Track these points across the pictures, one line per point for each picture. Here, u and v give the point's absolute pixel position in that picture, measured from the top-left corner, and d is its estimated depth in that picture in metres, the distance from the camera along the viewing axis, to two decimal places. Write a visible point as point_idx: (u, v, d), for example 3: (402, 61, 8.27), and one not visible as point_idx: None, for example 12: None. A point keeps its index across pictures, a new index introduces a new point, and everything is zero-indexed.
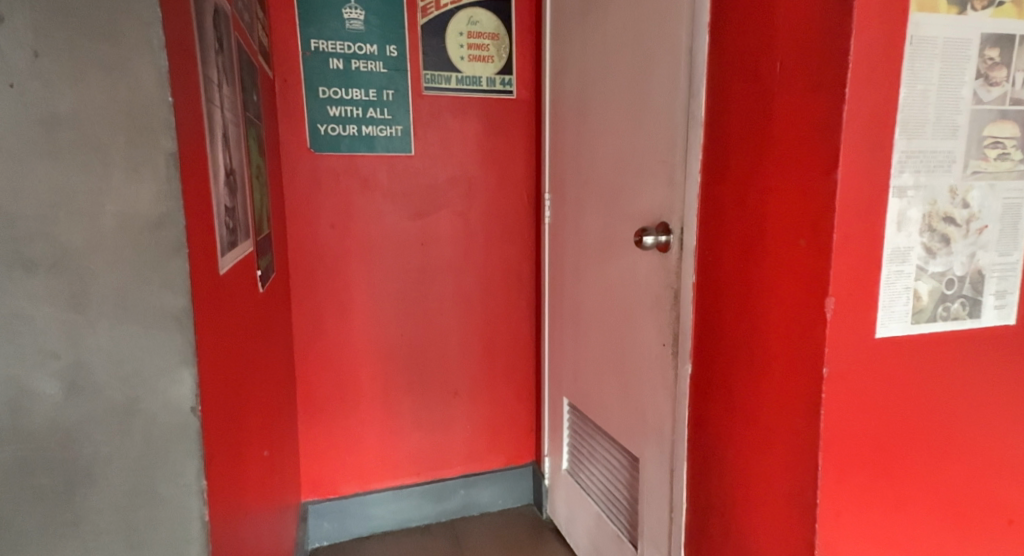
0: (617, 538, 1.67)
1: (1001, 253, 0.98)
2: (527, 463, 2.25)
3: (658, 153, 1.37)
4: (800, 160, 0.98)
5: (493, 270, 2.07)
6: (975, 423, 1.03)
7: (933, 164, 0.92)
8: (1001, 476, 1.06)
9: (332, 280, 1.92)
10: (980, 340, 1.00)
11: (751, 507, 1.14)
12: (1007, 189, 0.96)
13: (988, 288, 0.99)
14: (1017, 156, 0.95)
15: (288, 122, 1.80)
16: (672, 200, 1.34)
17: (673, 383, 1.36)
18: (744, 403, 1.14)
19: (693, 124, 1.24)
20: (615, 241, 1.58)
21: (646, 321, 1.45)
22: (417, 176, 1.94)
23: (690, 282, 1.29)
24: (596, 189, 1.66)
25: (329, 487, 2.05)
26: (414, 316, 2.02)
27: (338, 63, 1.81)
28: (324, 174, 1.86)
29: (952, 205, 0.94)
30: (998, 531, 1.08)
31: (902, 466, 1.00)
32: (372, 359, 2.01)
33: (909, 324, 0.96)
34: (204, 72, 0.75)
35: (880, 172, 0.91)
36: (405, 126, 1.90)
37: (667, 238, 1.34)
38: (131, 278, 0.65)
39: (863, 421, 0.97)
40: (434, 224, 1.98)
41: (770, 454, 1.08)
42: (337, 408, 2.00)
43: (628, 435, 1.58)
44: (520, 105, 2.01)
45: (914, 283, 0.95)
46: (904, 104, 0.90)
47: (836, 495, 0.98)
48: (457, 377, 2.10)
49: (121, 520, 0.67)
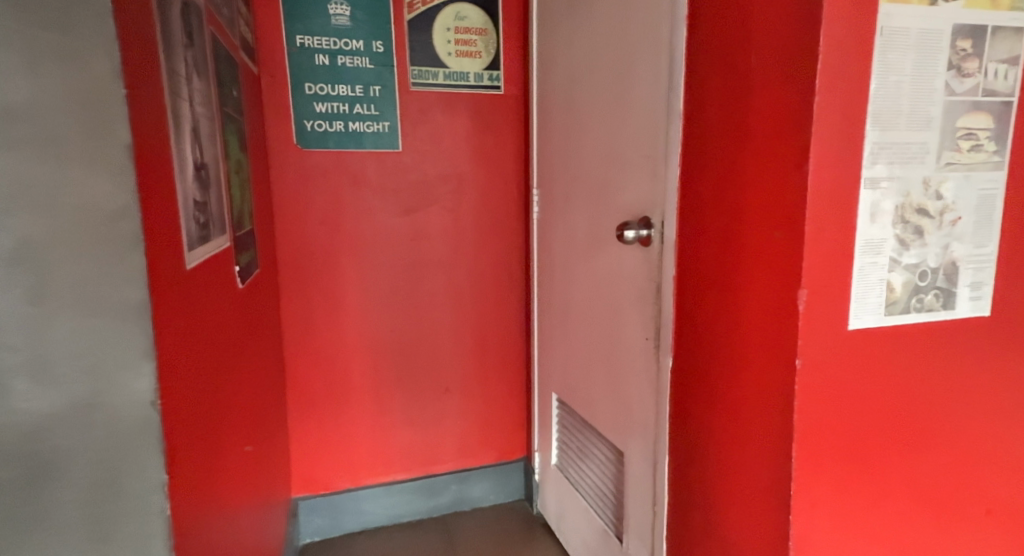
0: (604, 532, 1.68)
1: (975, 244, 0.98)
2: (519, 459, 2.25)
3: (641, 147, 1.37)
4: (774, 152, 0.98)
5: (483, 265, 2.07)
6: (952, 414, 1.03)
7: (907, 156, 0.92)
8: (979, 466, 1.06)
9: (321, 276, 1.93)
10: (955, 330, 1.00)
11: (732, 501, 1.14)
12: (981, 180, 0.96)
13: (962, 279, 0.98)
14: (990, 147, 0.96)
15: (274, 118, 1.80)
16: (654, 194, 1.34)
17: (656, 376, 1.36)
18: (725, 397, 1.13)
19: (673, 117, 1.24)
20: (600, 236, 1.59)
21: (630, 315, 1.46)
22: (405, 172, 1.94)
23: (670, 275, 1.29)
24: (583, 183, 1.66)
25: (320, 484, 2.05)
26: (405, 312, 2.02)
27: (323, 58, 1.81)
28: (311, 170, 1.86)
29: (925, 197, 0.94)
30: (976, 521, 1.08)
31: (877, 458, 1.00)
32: (363, 356, 2.01)
33: (882, 316, 0.96)
34: (168, 63, 0.75)
35: (853, 163, 0.91)
36: (391, 122, 1.89)
37: (648, 232, 1.35)
38: (91, 271, 0.64)
39: (839, 413, 0.97)
40: (423, 220, 1.99)
41: (748, 446, 1.08)
42: (327, 404, 2.00)
43: (613, 428, 1.58)
44: (507, 100, 2.00)
45: (888, 274, 0.94)
46: (877, 95, 0.90)
47: (812, 489, 0.98)
48: (448, 373, 2.10)
49: (85, 515, 0.67)
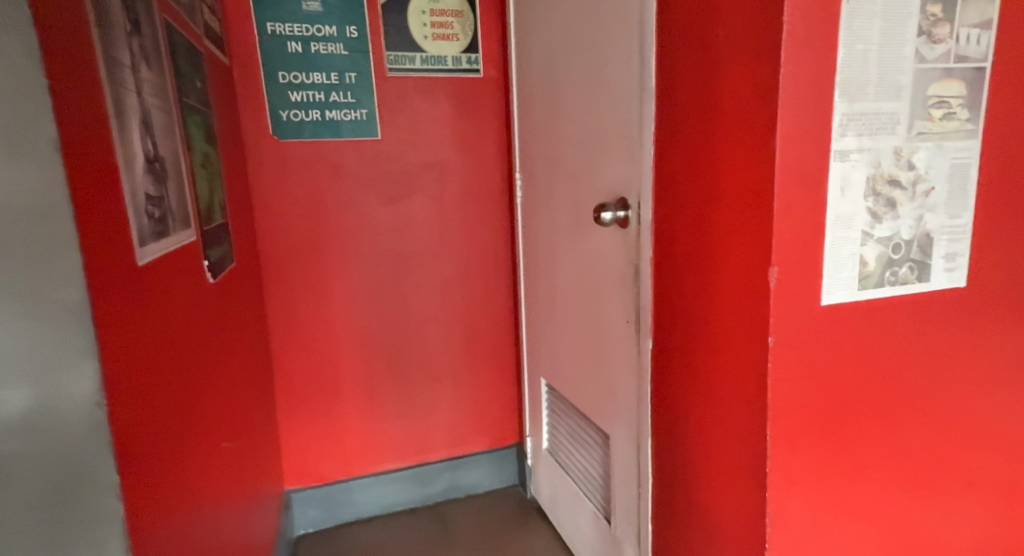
0: (593, 515, 1.68)
1: (950, 215, 0.97)
2: (512, 445, 2.25)
3: (617, 127, 1.35)
4: (744, 127, 0.96)
5: (469, 252, 2.05)
6: (931, 388, 1.02)
7: (876, 127, 0.90)
8: (959, 439, 1.06)
9: (303, 268, 1.90)
10: (931, 303, 0.99)
11: (712, 482, 1.13)
12: (954, 149, 0.95)
13: (937, 251, 0.97)
14: (963, 115, 0.94)
15: (248, 109, 1.77)
16: (631, 174, 1.31)
17: (637, 359, 1.35)
18: (704, 377, 1.12)
19: (645, 95, 1.22)
20: (581, 219, 1.57)
21: (612, 298, 1.44)
22: (385, 160, 1.91)
23: (648, 256, 1.27)
24: (563, 165, 1.64)
25: (312, 476, 2.05)
26: (391, 302, 2.00)
27: (296, 46, 1.77)
28: (288, 160, 1.83)
29: (897, 168, 0.92)
30: (956, 492, 1.08)
31: (855, 434, 0.99)
32: (350, 347, 1.99)
33: (856, 291, 0.94)
34: (106, 54, 0.73)
35: (823, 135, 0.89)
36: (369, 109, 1.86)
37: (626, 213, 1.33)
38: (27, 270, 0.63)
39: (813, 390, 0.96)
40: (405, 208, 1.96)
41: (726, 426, 1.07)
42: (316, 396, 1.99)
43: (599, 412, 1.57)
44: (487, 84, 1.97)
45: (860, 249, 0.93)
46: (844, 65, 0.88)
47: (788, 467, 0.97)
48: (438, 361, 2.09)
49: (39, 517, 0.67)
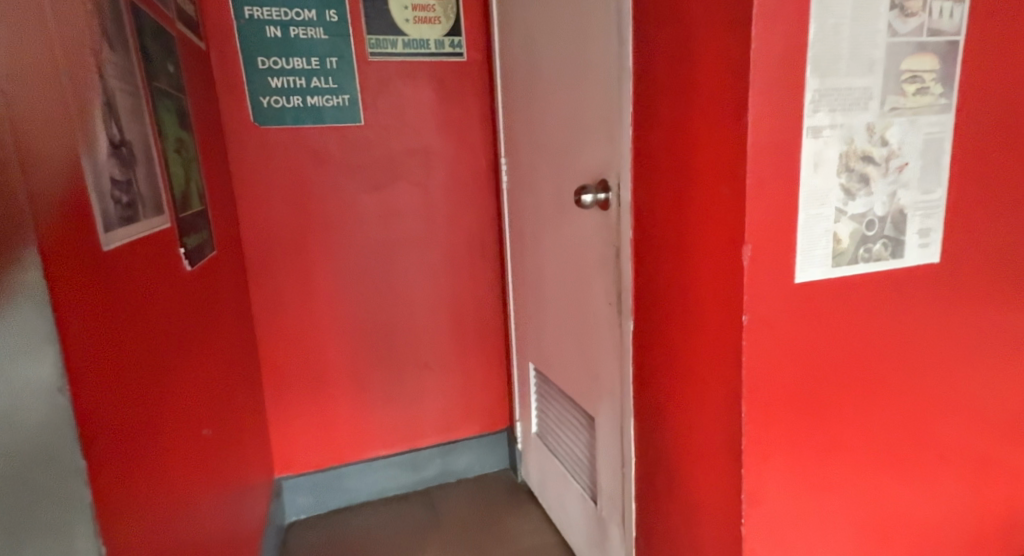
0: (581, 497, 1.69)
1: (923, 190, 0.97)
2: (502, 429, 2.25)
3: (597, 108, 1.34)
4: (718, 105, 0.95)
5: (456, 238, 2.04)
6: (904, 364, 1.02)
7: (849, 102, 0.90)
8: (933, 413, 1.07)
9: (288, 256, 1.90)
10: (906, 279, 0.99)
11: (691, 461, 1.13)
12: (927, 124, 0.94)
13: (911, 227, 0.97)
14: (936, 89, 0.93)
15: (227, 95, 1.75)
16: (610, 156, 1.30)
17: (619, 342, 1.34)
18: (682, 357, 1.12)
19: (623, 75, 1.20)
20: (564, 202, 1.56)
21: (595, 280, 1.43)
22: (368, 146, 1.90)
23: (628, 238, 1.26)
24: (546, 148, 1.63)
25: (302, 463, 2.05)
26: (378, 289, 2.00)
27: (274, 31, 1.75)
28: (270, 147, 1.82)
29: (870, 144, 0.91)
30: (931, 466, 1.09)
31: (829, 410, 1.00)
32: (337, 334, 1.99)
33: (830, 268, 0.94)
34: (62, 34, 0.72)
35: (795, 112, 0.88)
36: (351, 95, 1.85)
37: (606, 195, 1.31)
38: None
39: (788, 367, 0.96)
40: (390, 194, 1.95)
41: (704, 406, 1.07)
42: (304, 384, 1.99)
43: (584, 394, 1.57)
44: (470, 67, 1.95)
45: (834, 226, 0.93)
46: (816, 40, 0.87)
47: (763, 443, 0.98)
48: (427, 347, 2.09)
49: (6, 502, 0.67)
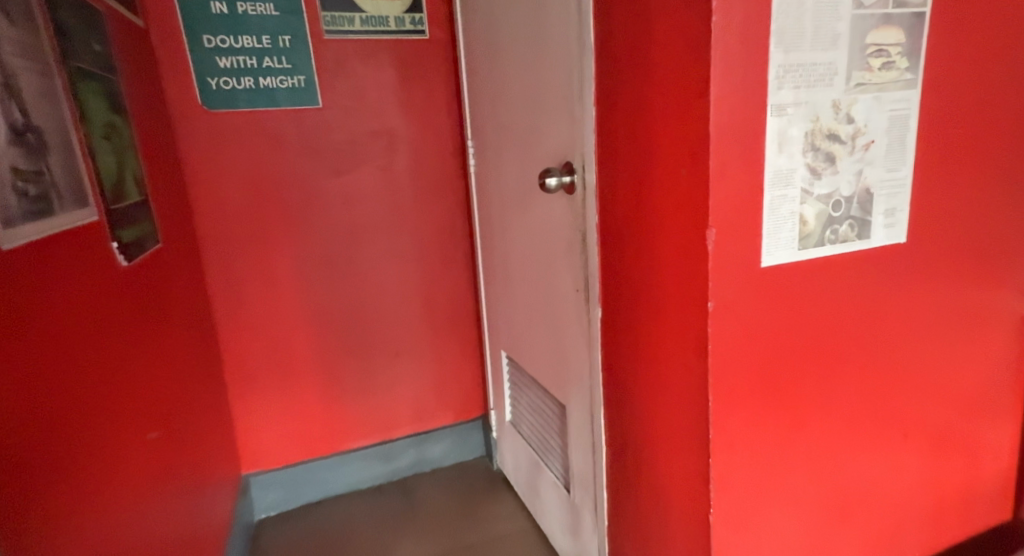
0: (554, 484, 1.66)
1: (889, 168, 0.94)
2: (477, 417, 2.22)
3: (558, 87, 1.29)
4: (680, 82, 0.91)
5: (423, 223, 1.99)
6: (868, 346, 1.01)
7: (814, 78, 0.86)
8: (898, 394, 1.06)
9: (246, 246, 1.83)
10: (871, 259, 0.97)
11: (659, 450, 1.11)
12: (892, 100, 0.92)
13: (877, 207, 0.95)
14: (902, 64, 0.90)
15: (172, 77, 1.67)
16: (573, 137, 1.25)
17: (587, 328, 1.30)
18: (648, 344, 1.09)
19: (585, 51, 1.15)
20: (529, 185, 1.51)
21: (562, 267, 1.38)
22: (327, 129, 1.83)
23: (594, 223, 1.21)
24: (510, 130, 1.58)
25: (269, 458, 2.00)
26: (343, 278, 1.94)
27: (220, 7, 1.66)
28: (221, 131, 1.74)
29: (835, 121, 0.88)
30: (896, 445, 1.09)
31: (796, 395, 0.99)
32: (302, 326, 1.93)
33: (796, 251, 0.92)
34: None
35: (758, 89, 0.85)
36: (307, 75, 1.77)
37: (571, 178, 1.26)
38: None
39: (754, 353, 0.94)
40: (352, 180, 1.88)
41: (671, 395, 1.05)
42: (268, 378, 1.93)
43: (555, 382, 1.54)
44: (433, 46, 1.88)
45: (799, 207, 0.90)
46: (779, 13, 0.83)
47: (730, 431, 0.96)
48: (395, 336, 2.04)
49: None
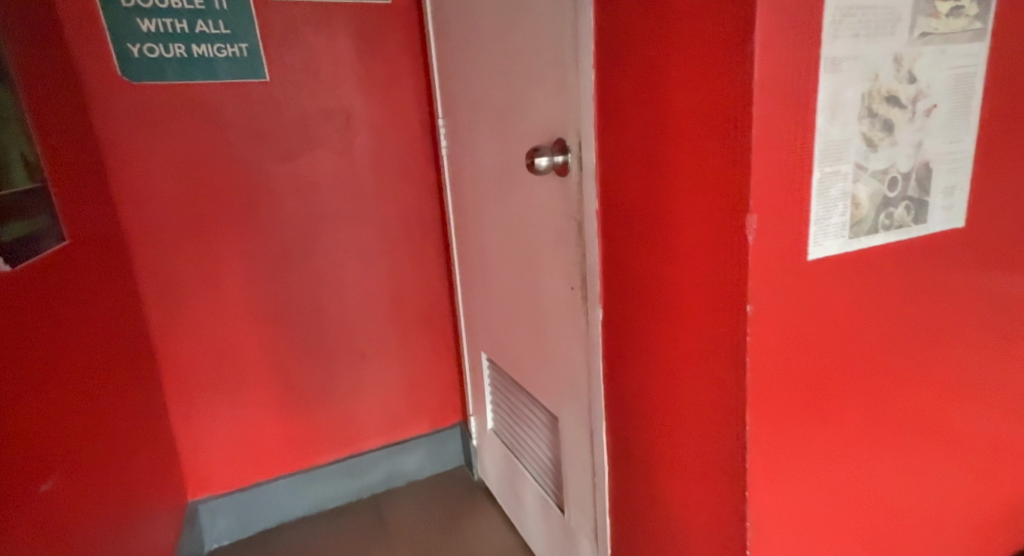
0: (544, 501, 1.50)
1: (951, 139, 0.79)
2: (455, 424, 2.05)
3: (544, 50, 1.11)
4: (704, 36, 0.74)
5: (390, 213, 1.79)
6: (922, 350, 0.87)
7: (874, 26, 0.70)
8: (949, 404, 0.92)
9: (187, 242, 1.61)
10: (927, 248, 0.82)
11: (674, 476, 0.95)
12: (959, 55, 0.76)
13: (936, 185, 0.80)
14: (971, 10, 0.75)
15: (90, 45, 1.44)
16: (566, 110, 1.07)
17: (584, 331, 1.13)
18: (661, 354, 0.93)
19: (579, 5, 0.97)
20: (511, 168, 1.33)
21: (552, 260, 1.21)
22: (277, 107, 1.61)
23: (592, 210, 1.04)
24: (487, 106, 1.39)
25: (223, 479, 1.80)
26: (300, 275, 1.74)
27: None
28: (153, 110, 1.52)
29: (897, 80, 0.72)
30: (944, 462, 0.95)
31: (842, 411, 0.83)
32: (255, 331, 1.73)
33: (847, 240, 0.76)
34: None
35: (807, 40, 0.68)
36: (249, 44, 1.55)
37: (565, 157, 1.08)
38: None
39: (798, 364, 0.79)
40: (309, 165, 1.68)
41: (690, 415, 0.89)
42: (218, 390, 1.73)
43: (545, 391, 1.37)
44: (396, 12, 1.67)
45: (853, 186, 0.74)
46: None
47: (768, 459, 0.80)
48: (362, 338, 1.85)
49: None
